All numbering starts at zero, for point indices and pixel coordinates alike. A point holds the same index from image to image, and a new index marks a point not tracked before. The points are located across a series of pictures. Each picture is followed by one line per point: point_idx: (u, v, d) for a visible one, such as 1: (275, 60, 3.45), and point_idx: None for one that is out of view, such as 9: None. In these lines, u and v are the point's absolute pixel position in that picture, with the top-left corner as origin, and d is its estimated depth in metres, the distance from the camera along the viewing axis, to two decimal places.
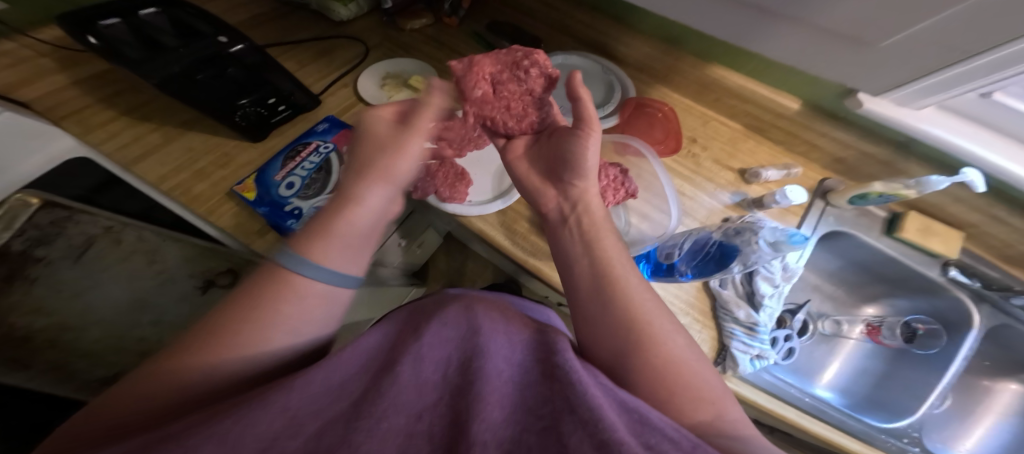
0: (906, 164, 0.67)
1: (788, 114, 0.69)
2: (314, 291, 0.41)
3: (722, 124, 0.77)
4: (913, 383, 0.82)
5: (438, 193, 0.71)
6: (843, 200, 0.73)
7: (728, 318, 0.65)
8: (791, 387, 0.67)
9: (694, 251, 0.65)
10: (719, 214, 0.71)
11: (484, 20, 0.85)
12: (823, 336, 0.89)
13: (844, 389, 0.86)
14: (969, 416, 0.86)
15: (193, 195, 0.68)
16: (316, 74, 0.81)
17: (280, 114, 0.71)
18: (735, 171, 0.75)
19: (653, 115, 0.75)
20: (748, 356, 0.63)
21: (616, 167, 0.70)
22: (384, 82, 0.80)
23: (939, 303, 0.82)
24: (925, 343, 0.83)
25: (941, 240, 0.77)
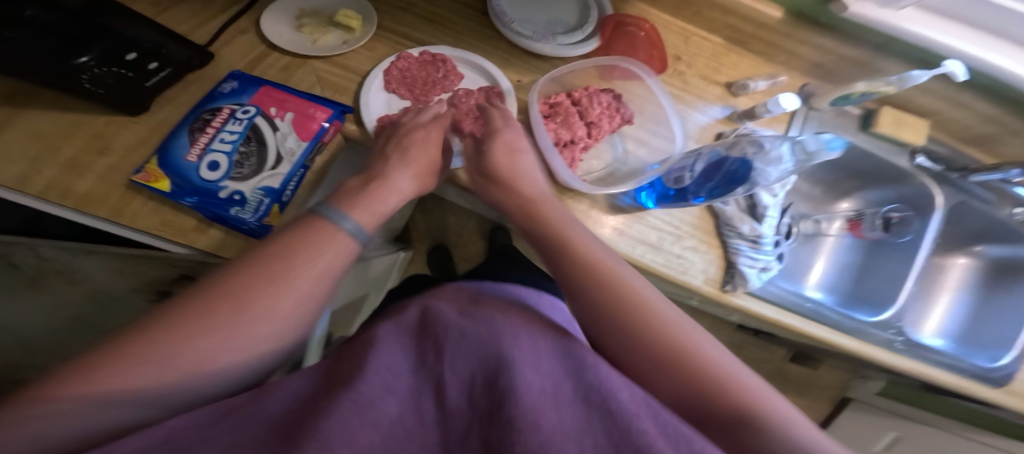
0: (883, 63, 0.65)
1: (769, 24, 0.64)
2: (327, 254, 0.35)
3: (702, 40, 0.70)
4: (893, 269, 0.76)
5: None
6: (825, 102, 0.67)
7: (734, 234, 0.61)
8: (794, 296, 0.64)
9: (707, 170, 0.57)
10: (712, 131, 0.65)
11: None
12: (805, 237, 0.78)
13: (832, 286, 0.79)
14: (930, 288, 0.82)
15: (82, 195, 0.47)
16: (194, 20, 0.59)
17: (156, 76, 0.51)
18: (721, 85, 0.68)
19: (634, 35, 0.66)
20: (755, 271, 0.60)
21: (608, 93, 0.64)
22: (300, 23, 0.62)
23: (905, 189, 0.74)
24: (900, 230, 0.75)
25: (911, 129, 0.70)
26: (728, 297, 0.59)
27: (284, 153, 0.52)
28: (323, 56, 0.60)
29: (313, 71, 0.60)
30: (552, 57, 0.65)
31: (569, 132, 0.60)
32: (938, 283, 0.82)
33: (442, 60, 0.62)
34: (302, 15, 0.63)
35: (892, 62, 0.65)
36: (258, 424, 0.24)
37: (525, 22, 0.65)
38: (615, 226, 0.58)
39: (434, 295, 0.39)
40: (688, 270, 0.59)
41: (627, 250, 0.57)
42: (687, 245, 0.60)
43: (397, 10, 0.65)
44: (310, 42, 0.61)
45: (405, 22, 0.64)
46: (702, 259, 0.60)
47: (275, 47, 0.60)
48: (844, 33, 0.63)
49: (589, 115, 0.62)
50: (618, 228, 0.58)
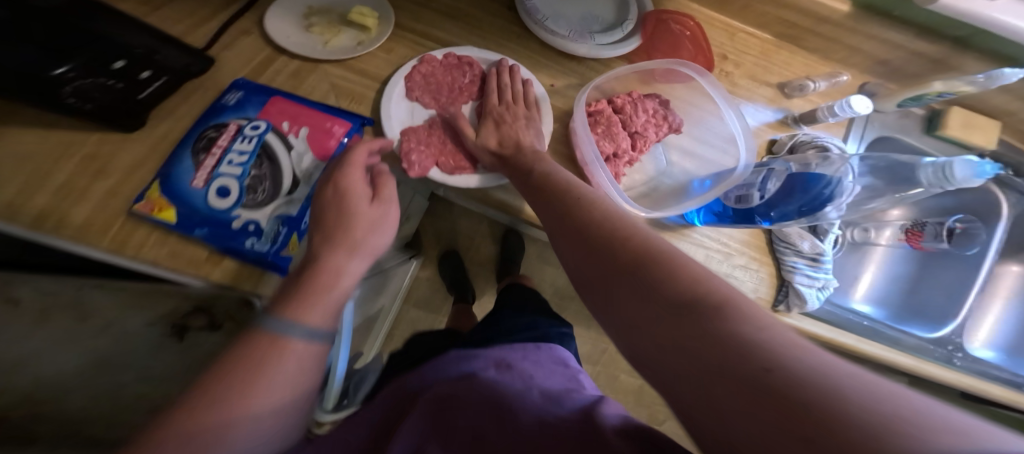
0: (959, 59, 0.59)
1: (831, 19, 0.58)
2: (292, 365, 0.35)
3: (749, 36, 0.64)
4: (953, 280, 0.76)
5: (442, 165, 0.51)
6: (891, 103, 0.62)
7: (790, 251, 0.57)
8: (849, 314, 0.63)
9: (783, 185, 0.52)
10: (765, 138, 0.61)
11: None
12: (852, 245, 0.77)
13: (880, 299, 0.77)
14: (986, 296, 0.81)
15: (79, 225, 0.44)
16: (187, 18, 0.52)
17: (153, 85, 0.47)
18: (773, 87, 0.63)
19: (678, 34, 0.61)
20: (813, 290, 0.55)
21: (653, 98, 0.58)
22: (310, 22, 0.55)
23: (967, 196, 0.76)
24: (967, 242, 0.74)
25: (982, 133, 0.65)
26: (780, 318, 0.56)
27: (299, 175, 0.49)
28: (336, 59, 0.54)
29: (325, 77, 0.54)
30: (588, 59, 0.59)
31: (612, 144, 0.55)
32: (994, 290, 0.81)
33: (469, 63, 0.56)
34: (311, 13, 0.56)
35: (970, 59, 0.58)
36: None
37: (560, 19, 0.59)
38: None
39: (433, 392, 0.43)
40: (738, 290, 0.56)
41: None
42: (738, 264, 0.57)
43: (417, 7, 0.58)
44: (322, 45, 0.55)
45: (426, 20, 0.58)
46: (752, 278, 0.57)
47: (282, 50, 0.54)
48: (914, 28, 0.58)
49: (633, 124, 0.57)
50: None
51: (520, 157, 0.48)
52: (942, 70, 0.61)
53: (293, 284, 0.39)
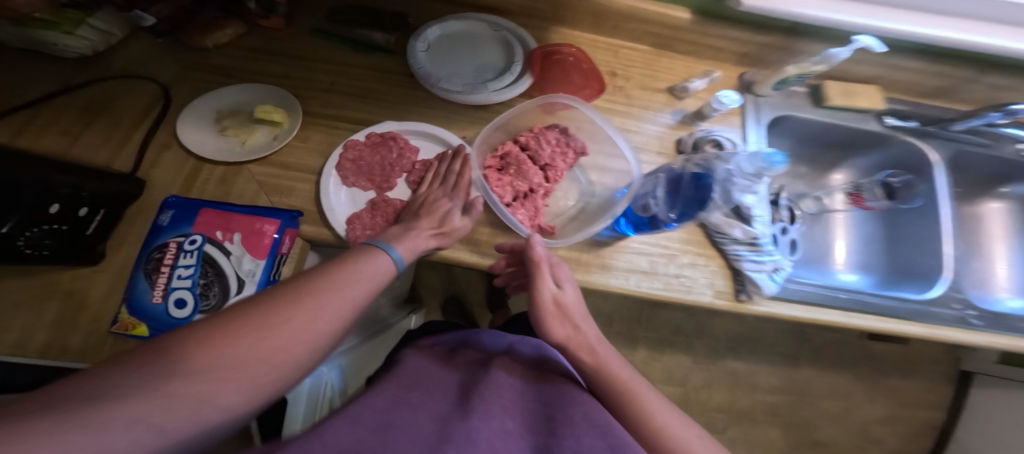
0: (800, 44, 0.65)
1: (682, 26, 0.64)
2: (370, 274, 0.42)
3: (630, 50, 0.69)
4: (920, 233, 0.72)
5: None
6: (767, 88, 0.67)
7: (728, 240, 0.56)
8: (820, 289, 0.59)
9: (672, 194, 0.54)
10: (670, 139, 0.64)
11: (319, 10, 0.63)
12: (812, 217, 0.78)
13: (862, 264, 0.77)
14: (986, 242, 0.81)
15: (78, 349, 0.47)
16: (106, 143, 0.55)
17: (95, 218, 0.48)
18: (664, 92, 0.67)
19: (563, 61, 0.66)
20: (766, 275, 0.54)
21: (554, 128, 0.61)
22: (222, 126, 0.58)
23: (893, 151, 0.72)
24: (905, 196, 0.72)
25: (865, 97, 0.68)
26: (744, 308, 0.55)
27: (243, 275, 0.50)
28: (252, 158, 0.56)
29: (251, 177, 0.56)
30: (487, 105, 0.63)
31: (525, 181, 0.58)
32: (990, 233, 0.81)
33: (393, 137, 0.59)
34: (221, 116, 0.58)
35: (810, 43, 0.64)
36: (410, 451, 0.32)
37: (449, 78, 0.62)
38: (599, 264, 0.54)
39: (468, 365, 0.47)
40: (692, 289, 0.55)
41: (620, 284, 0.53)
42: (683, 263, 0.56)
43: (321, 92, 0.60)
44: (239, 146, 0.57)
45: (329, 103, 0.60)
46: (705, 273, 0.56)
47: (205, 159, 0.56)
48: (752, 24, 0.63)
49: (541, 157, 0.59)
50: (605, 265, 0.54)
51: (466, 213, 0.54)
52: (793, 54, 0.67)
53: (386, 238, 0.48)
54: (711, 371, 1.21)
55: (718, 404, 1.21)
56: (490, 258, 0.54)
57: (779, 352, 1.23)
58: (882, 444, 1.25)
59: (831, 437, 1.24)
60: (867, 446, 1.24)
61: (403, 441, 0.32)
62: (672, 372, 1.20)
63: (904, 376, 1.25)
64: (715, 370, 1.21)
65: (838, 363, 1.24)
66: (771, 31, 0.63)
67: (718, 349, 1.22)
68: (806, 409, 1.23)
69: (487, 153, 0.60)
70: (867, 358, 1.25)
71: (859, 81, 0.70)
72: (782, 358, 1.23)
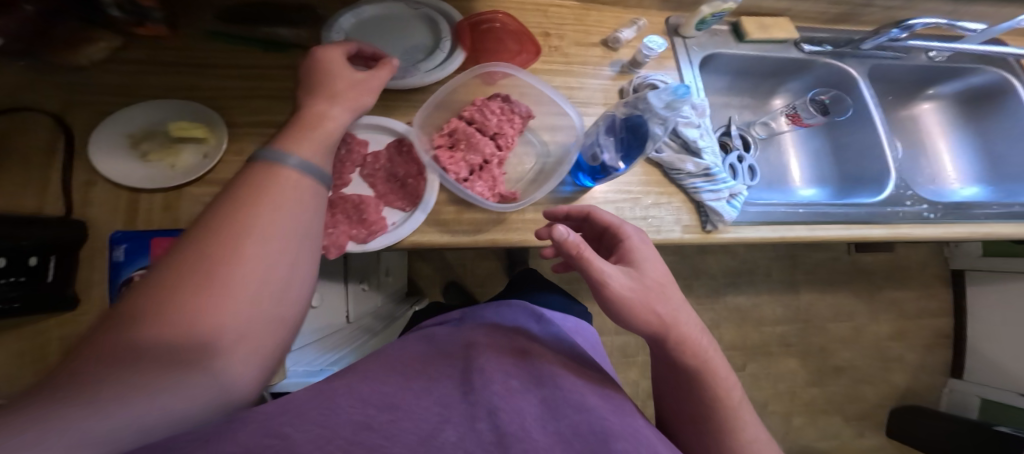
0: None
1: None
2: (292, 192, 0.36)
3: (559, 8, 0.68)
4: (862, 141, 0.74)
5: (353, 236, 0.50)
6: (691, 29, 0.68)
7: (684, 175, 0.56)
8: (780, 207, 0.59)
9: (614, 144, 0.53)
10: (614, 90, 0.64)
11: (206, 10, 0.58)
12: (762, 143, 0.79)
13: (819, 179, 0.79)
14: (925, 142, 0.85)
15: None
16: (24, 185, 0.48)
17: (49, 265, 0.43)
18: (599, 45, 0.67)
19: (493, 29, 0.64)
20: (724, 201, 0.54)
21: (495, 98, 0.58)
22: (142, 151, 0.52)
23: (820, 72, 0.75)
24: (839, 109, 0.73)
25: (779, 29, 0.71)
26: (712, 238, 0.55)
27: None
28: (190, 180, 0.51)
29: (196, 200, 0.51)
30: (427, 87, 0.60)
31: (477, 154, 0.55)
32: (931, 132, 0.85)
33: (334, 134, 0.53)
34: (136, 141, 0.52)
35: None
36: (426, 390, 0.40)
37: None
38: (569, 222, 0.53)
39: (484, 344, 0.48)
40: (661, 228, 0.55)
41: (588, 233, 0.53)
42: (647, 205, 0.56)
43: (243, 100, 0.56)
44: (170, 170, 0.51)
45: (258, 109, 0.55)
46: (670, 211, 0.56)
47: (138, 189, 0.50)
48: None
49: (489, 128, 0.56)
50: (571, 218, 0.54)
51: (416, 181, 0.54)
52: None
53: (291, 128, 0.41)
54: (714, 310, 1.23)
55: (731, 341, 1.23)
56: (458, 236, 0.53)
57: (776, 281, 1.27)
58: (902, 361, 1.30)
59: (837, 351, 1.28)
60: (891, 365, 1.29)
61: (411, 408, 0.37)
62: None
63: (902, 287, 1.32)
64: (719, 308, 1.23)
65: (835, 281, 1.29)
66: None
67: (718, 287, 1.24)
68: (815, 332, 1.27)
69: (433, 133, 0.57)
70: (860, 272, 1.31)
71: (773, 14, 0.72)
72: (781, 286, 1.27)
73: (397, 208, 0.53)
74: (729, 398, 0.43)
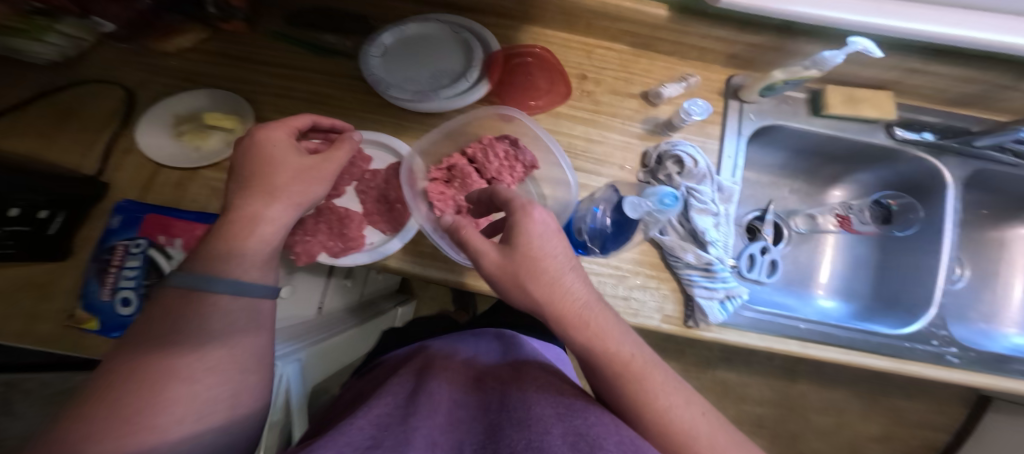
0: (796, 45, 0.57)
1: (659, 25, 0.58)
2: (225, 313, 0.37)
3: (606, 51, 0.64)
4: (916, 259, 0.64)
5: (328, 248, 0.52)
6: (755, 94, 0.61)
7: (681, 263, 0.52)
8: (783, 318, 0.53)
9: (611, 213, 0.51)
10: (637, 150, 0.60)
11: (280, 11, 0.61)
12: (800, 236, 0.71)
13: (849, 290, 0.70)
14: (1002, 270, 0.72)
15: (44, 338, 0.47)
16: (80, 145, 0.54)
17: (56, 221, 0.47)
18: (638, 97, 0.63)
19: (524, 63, 0.63)
20: (716, 302, 0.50)
21: (504, 140, 0.57)
22: (179, 130, 0.56)
23: (902, 168, 0.65)
24: (903, 222, 0.65)
25: (871, 105, 0.60)
26: (691, 336, 0.51)
27: None
28: (205, 164, 0.54)
29: (204, 182, 0.53)
30: (444, 111, 0.60)
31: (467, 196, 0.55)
32: (1012, 262, 0.72)
33: None
34: (179, 121, 0.56)
35: (808, 44, 0.57)
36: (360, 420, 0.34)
37: (405, 82, 0.59)
38: None
39: (435, 374, 0.43)
40: (639, 311, 0.52)
41: None
42: (633, 285, 0.53)
43: (278, 97, 0.59)
44: (192, 150, 0.55)
45: (289, 109, 0.58)
46: (654, 297, 0.53)
47: (162, 164, 0.54)
48: (739, 23, 0.56)
49: (487, 171, 0.56)
50: None
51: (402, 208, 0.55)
52: (789, 56, 0.60)
53: (217, 237, 0.40)
54: (700, 379, 1.15)
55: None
56: (430, 270, 0.53)
57: (777, 366, 1.16)
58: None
59: None
60: None
61: (340, 437, 0.30)
62: None
63: (930, 409, 1.16)
64: (705, 379, 1.15)
65: (851, 384, 1.16)
66: (762, 30, 0.57)
67: (711, 359, 1.16)
68: (797, 422, 1.16)
69: (432, 165, 0.57)
70: (876, 377, 1.16)
71: (870, 84, 0.61)
72: (780, 372, 1.16)
73: (378, 229, 0.55)
74: (631, 370, 0.36)
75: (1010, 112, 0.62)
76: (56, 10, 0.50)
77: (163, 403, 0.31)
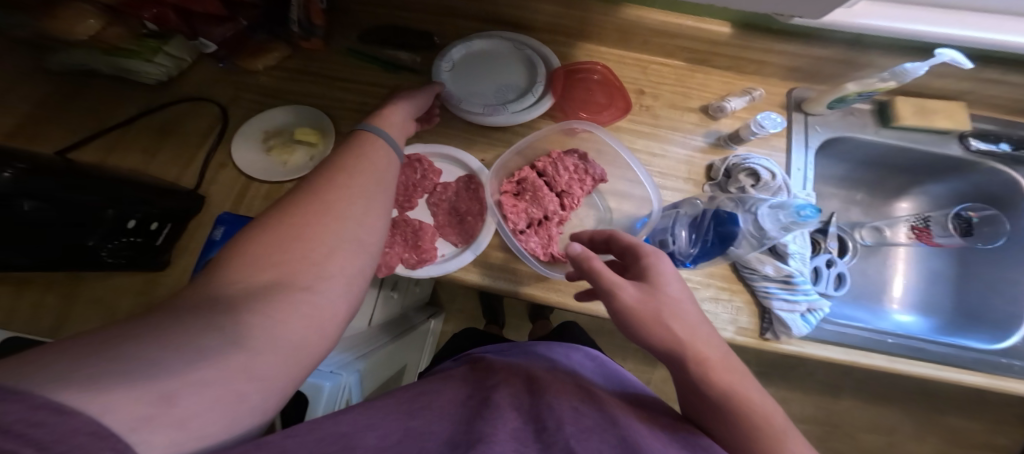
0: (865, 57, 0.57)
1: (721, 40, 0.59)
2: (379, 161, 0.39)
3: (661, 66, 0.65)
4: (999, 272, 0.63)
5: (404, 260, 0.53)
6: (821, 106, 0.61)
7: (756, 276, 0.52)
8: (865, 330, 0.53)
9: (694, 230, 0.52)
10: (700, 163, 0.61)
11: (352, 30, 0.65)
12: (866, 248, 0.70)
13: (924, 304, 0.68)
14: None
15: None
16: (179, 159, 0.59)
17: (164, 231, 0.52)
18: (697, 111, 0.63)
19: (587, 79, 0.64)
20: (797, 315, 0.50)
21: (573, 153, 0.60)
22: (269, 145, 0.59)
23: (977, 179, 0.64)
24: (988, 235, 0.62)
25: (944, 115, 0.59)
26: (770, 348, 0.51)
27: None
28: (294, 177, 0.57)
29: None
30: (509, 126, 0.62)
31: (540, 208, 0.58)
32: None
33: (417, 160, 0.59)
34: (268, 136, 0.60)
35: (878, 55, 0.57)
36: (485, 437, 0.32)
37: (471, 98, 0.61)
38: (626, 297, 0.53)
39: (539, 380, 0.41)
40: (712, 324, 0.52)
41: None
42: (707, 298, 0.53)
43: (352, 113, 0.62)
44: (280, 165, 0.58)
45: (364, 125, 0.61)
46: (727, 309, 0.52)
47: (253, 177, 0.58)
48: (804, 38, 0.57)
49: (558, 184, 0.59)
50: None
51: (476, 219, 0.57)
52: (858, 68, 0.60)
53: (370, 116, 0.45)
54: None
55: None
56: (499, 281, 0.54)
57: (819, 383, 1.12)
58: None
59: None
60: None
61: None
62: None
63: (988, 429, 1.10)
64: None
65: (902, 402, 1.11)
66: (829, 43, 0.57)
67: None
68: (842, 441, 1.11)
69: (503, 178, 0.60)
70: (922, 392, 1.11)
71: (941, 95, 0.61)
72: (823, 388, 1.12)
73: (449, 241, 0.57)
74: (773, 430, 0.34)
75: None
76: (168, 33, 0.55)
77: (338, 229, 0.34)
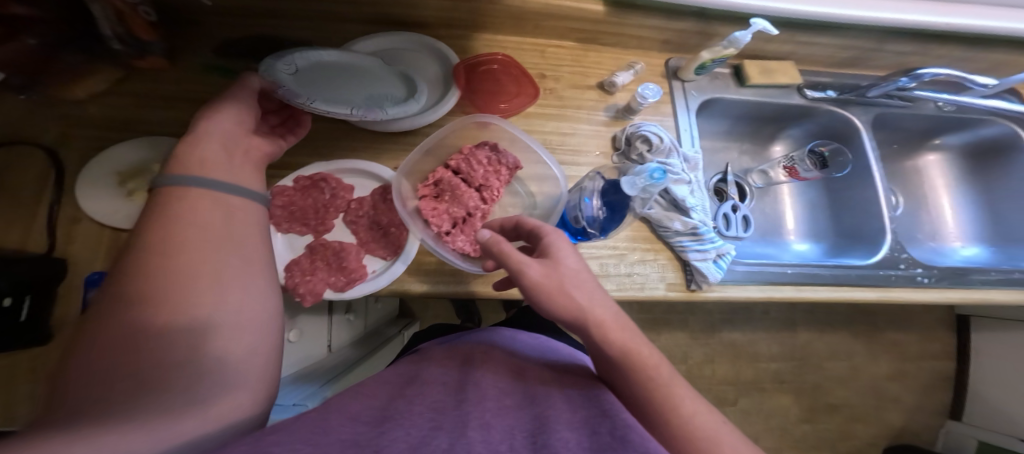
0: (714, 28, 0.63)
1: (597, 18, 0.61)
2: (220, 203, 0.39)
3: (557, 48, 0.67)
4: (859, 195, 0.73)
5: (332, 284, 0.50)
6: (690, 73, 0.66)
7: (671, 232, 0.55)
8: (770, 266, 0.58)
9: (601, 198, 0.54)
10: (607, 136, 0.63)
11: (206, 45, 0.58)
12: (759, 191, 0.78)
13: (814, 232, 0.78)
14: (920, 194, 0.83)
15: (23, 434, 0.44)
16: (8, 221, 0.48)
17: (24, 306, 0.43)
18: (595, 88, 0.66)
19: (490, 71, 0.63)
20: (710, 262, 0.54)
21: (485, 146, 0.59)
22: (128, 189, 0.51)
23: (823, 121, 0.74)
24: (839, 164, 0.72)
25: (782, 73, 0.68)
26: (696, 297, 0.55)
27: None
28: None
29: None
30: (416, 129, 0.59)
31: (461, 206, 0.56)
32: (930, 184, 0.84)
33: (323, 179, 0.54)
34: (125, 178, 0.51)
35: (721, 26, 0.63)
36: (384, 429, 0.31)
37: (367, 86, 0.51)
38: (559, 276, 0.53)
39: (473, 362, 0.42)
40: (645, 284, 0.54)
41: None
42: (634, 261, 0.55)
43: None
44: None
45: None
46: (655, 269, 0.55)
47: (119, 228, 0.50)
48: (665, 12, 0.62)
49: (475, 179, 0.57)
50: None
51: (395, 229, 0.54)
52: (709, 38, 0.66)
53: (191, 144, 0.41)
54: (709, 344, 1.21)
55: (724, 376, 1.21)
56: (440, 285, 0.53)
57: (774, 319, 1.24)
58: (891, 398, 1.27)
59: (834, 389, 1.25)
60: (885, 404, 1.27)
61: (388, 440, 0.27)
62: (673, 350, 1.19)
63: (904, 329, 1.29)
64: (714, 343, 1.22)
65: (836, 322, 1.27)
66: (687, 18, 0.62)
67: (714, 323, 1.22)
68: (809, 371, 1.25)
69: (418, 182, 0.57)
70: (860, 314, 1.27)
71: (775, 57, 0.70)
72: (779, 324, 1.25)
73: (378, 256, 0.53)
74: (661, 380, 0.36)
75: (885, 67, 0.72)
76: None
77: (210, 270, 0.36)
